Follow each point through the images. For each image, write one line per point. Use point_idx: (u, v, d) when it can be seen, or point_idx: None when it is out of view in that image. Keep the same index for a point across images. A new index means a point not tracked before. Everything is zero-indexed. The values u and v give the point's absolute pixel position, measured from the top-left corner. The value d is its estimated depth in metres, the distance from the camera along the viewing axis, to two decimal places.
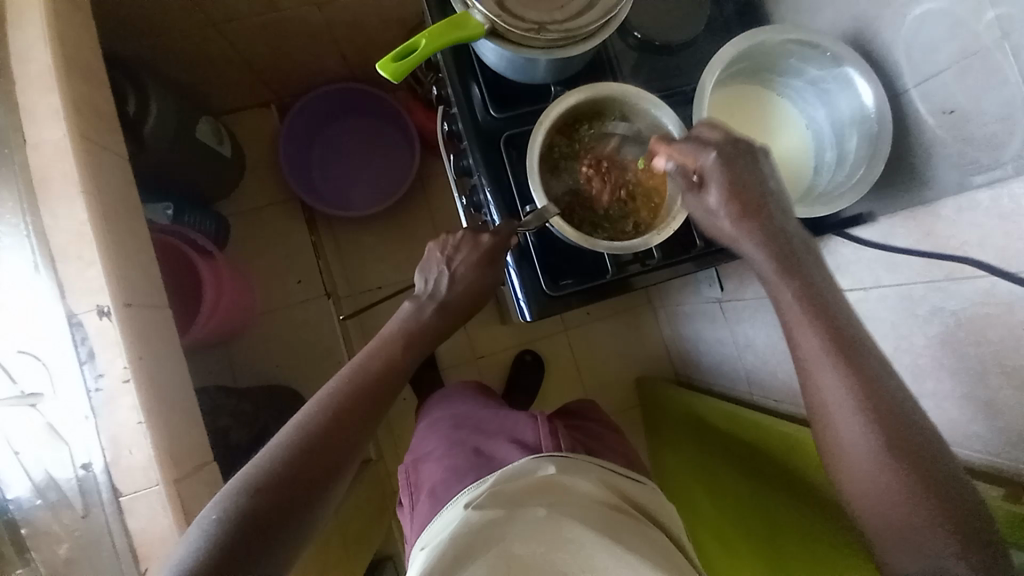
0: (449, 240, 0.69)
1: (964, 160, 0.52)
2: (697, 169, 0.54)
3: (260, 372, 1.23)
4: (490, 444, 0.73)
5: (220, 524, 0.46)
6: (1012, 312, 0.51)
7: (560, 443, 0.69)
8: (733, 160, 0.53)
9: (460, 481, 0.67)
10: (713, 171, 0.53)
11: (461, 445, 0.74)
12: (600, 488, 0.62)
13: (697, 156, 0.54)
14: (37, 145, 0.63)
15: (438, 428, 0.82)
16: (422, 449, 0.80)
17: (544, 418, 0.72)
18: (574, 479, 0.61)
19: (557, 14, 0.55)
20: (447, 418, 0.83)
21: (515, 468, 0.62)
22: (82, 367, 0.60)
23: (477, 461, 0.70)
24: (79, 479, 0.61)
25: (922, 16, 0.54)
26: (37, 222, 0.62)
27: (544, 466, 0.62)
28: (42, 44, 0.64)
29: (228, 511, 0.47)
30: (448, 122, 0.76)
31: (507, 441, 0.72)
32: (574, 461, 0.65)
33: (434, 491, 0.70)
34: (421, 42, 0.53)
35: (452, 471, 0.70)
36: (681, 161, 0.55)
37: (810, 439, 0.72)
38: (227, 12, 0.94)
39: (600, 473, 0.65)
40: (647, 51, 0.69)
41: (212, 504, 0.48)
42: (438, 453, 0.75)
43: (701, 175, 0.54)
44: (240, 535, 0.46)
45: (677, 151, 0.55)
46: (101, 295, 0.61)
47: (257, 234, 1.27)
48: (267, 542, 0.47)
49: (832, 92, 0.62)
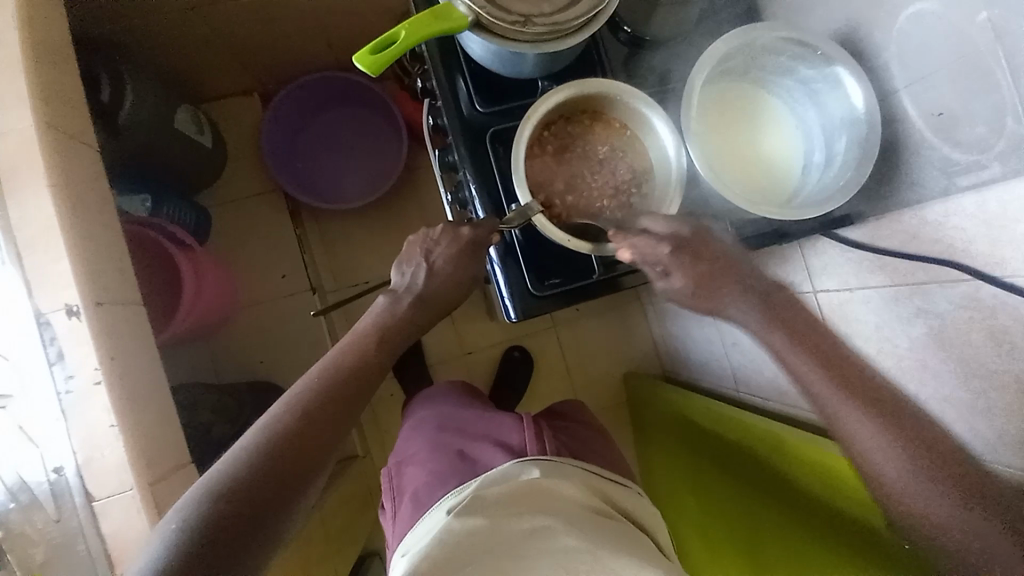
0: (428, 233, 0.67)
1: (950, 163, 0.52)
2: (660, 262, 0.58)
3: (243, 367, 1.21)
4: (474, 447, 0.72)
5: (181, 534, 0.44)
6: (995, 317, 0.51)
7: (544, 447, 0.70)
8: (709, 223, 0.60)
9: (444, 488, 0.67)
10: (673, 262, 0.58)
11: (445, 448, 0.74)
12: (584, 493, 0.63)
13: (654, 248, 0.57)
14: (2, 134, 0.60)
15: (421, 430, 0.81)
16: (404, 453, 0.80)
17: (529, 421, 0.73)
18: (557, 483, 0.62)
19: (544, 7, 0.53)
20: (430, 420, 0.82)
21: (499, 472, 0.63)
22: (51, 367, 0.58)
23: (460, 467, 0.69)
24: (51, 482, 0.59)
25: (915, 16, 0.53)
26: (3, 216, 0.59)
27: (527, 470, 0.63)
28: (5, 28, 0.61)
29: (191, 518, 0.45)
30: (432, 115, 0.73)
31: (492, 445, 0.72)
32: (557, 464, 0.65)
33: (416, 495, 0.70)
34: (402, 34, 0.51)
35: (435, 475, 0.70)
36: (642, 255, 0.58)
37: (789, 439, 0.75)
38: None
39: (583, 476, 0.66)
40: (636, 46, 0.67)
41: (172, 513, 0.47)
42: (422, 456, 0.75)
43: (665, 266, 0.59)
44: (204, 544, 0.44)
45: (634, 245, 0.57)
46: (70, 294, 0.59)
47: (240, 227, 1.24)
48: (233, 553, 0.45)
49: (822, 92, 0.61)
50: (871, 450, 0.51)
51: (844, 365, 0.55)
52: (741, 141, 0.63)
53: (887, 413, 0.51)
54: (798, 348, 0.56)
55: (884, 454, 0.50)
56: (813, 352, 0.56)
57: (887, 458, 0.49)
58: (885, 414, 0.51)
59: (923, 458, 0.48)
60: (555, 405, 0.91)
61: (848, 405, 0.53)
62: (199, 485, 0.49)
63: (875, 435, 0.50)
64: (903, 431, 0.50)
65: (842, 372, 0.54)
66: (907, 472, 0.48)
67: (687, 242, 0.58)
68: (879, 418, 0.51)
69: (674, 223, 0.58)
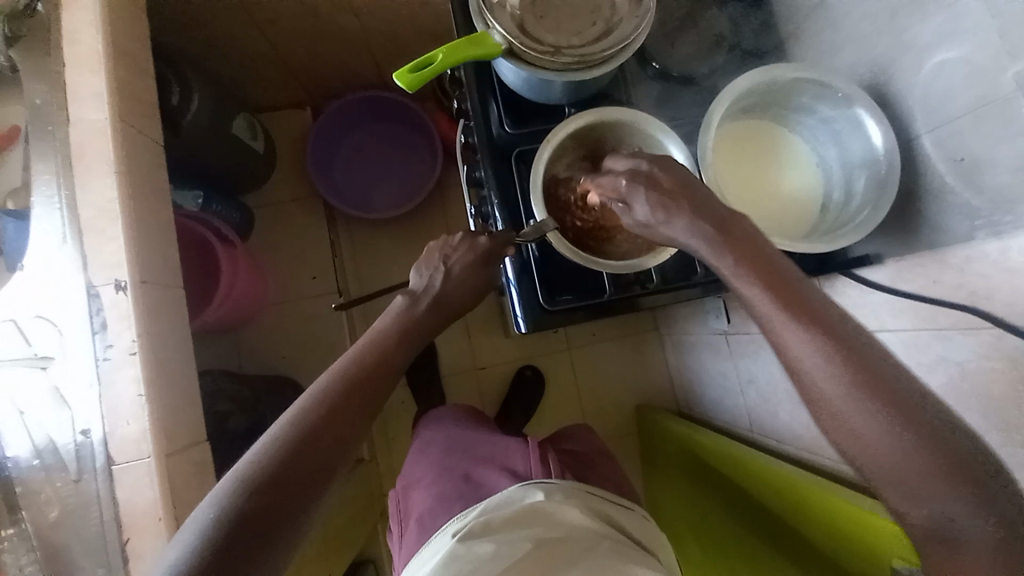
0: (447, 241, 0.68)
1: (975, 211, 0.52)
2: (620, 194, 0.55)
3: (265, 360, 1.26)
4: (479, 471, 0.73)
5: (217, 525, 0.47)
6: (1016, 368, 0.49)
7: (550, 470, 0.69)
8: (651, 177, 0.53)
9: (448, 511, 0.68)
10: (631, 192, 0.53)
11: (451, 471, 0.75)
12: (590, 518, 0.63)
13: (612, 186, 0.55)
14: (78, 123, 0.67)
15: (429, 452, 0.82)
16: (410, 475, 0.81)
17: (535, 445, 0.73)
18: (562, 506, 0.62)
19: (575, 39, 0.57)
20: (438, 440, 0.84)
21: (503, 496, 0.63)
22: (93, 337, 0.63)
23: (466, 489, 0.71)
24: (77, 445, 0.63)
25: (940, 64, 0.54)
26: (70, 196, 0.66)
27: (532, 492, 0.63)
28: (94, 31, 0.69)
29: (225, 511, 0.48)
30: (464, 133, 0.78)
31: (498, 470, 0.72)
32: (562, 487, 0.65)
33: (422, 518, 0.71)
34: (439, 56, 0.55)
35: (441, 500, 0.71)
36: (605, 193, 0.56)
37: (793, 481, 0.73)
38: (274, 16, 0.99)
39: (589, 499, 0.66)
40: (664, 81, 0.71)
41: (203, 507, 0.49)
42: (428, 480, 0.76)
43: (626, 200, 0.55)
44: (233, 538, 0.47)
45: (599, 185, 0.57)
46: (120, 271, 0.64)
47: (278, 227, 1.31)
48: (263, 544, 0.48)
49: (843, 132, 0.62)
50: (819, 384, 0.46)
51: (818, 320, 0.47)
52: (759, 176, 0.64)
53: (854, 360, 0.45)
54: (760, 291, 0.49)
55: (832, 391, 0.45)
56: (780, 285, 0.49)
57: (854, 402, 0.44)
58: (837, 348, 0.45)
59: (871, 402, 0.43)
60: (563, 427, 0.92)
61: (811, 348, 0.46)
62: (229, 477, 0.51)
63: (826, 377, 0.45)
64: (852, 366, 0.45)
65: (806, 315, 0.47)
66: (859, 415, 0.44)
67: (648, 170, 0.54)
68: (849, 364, 0.45)
69: (631, 158, 0.55)
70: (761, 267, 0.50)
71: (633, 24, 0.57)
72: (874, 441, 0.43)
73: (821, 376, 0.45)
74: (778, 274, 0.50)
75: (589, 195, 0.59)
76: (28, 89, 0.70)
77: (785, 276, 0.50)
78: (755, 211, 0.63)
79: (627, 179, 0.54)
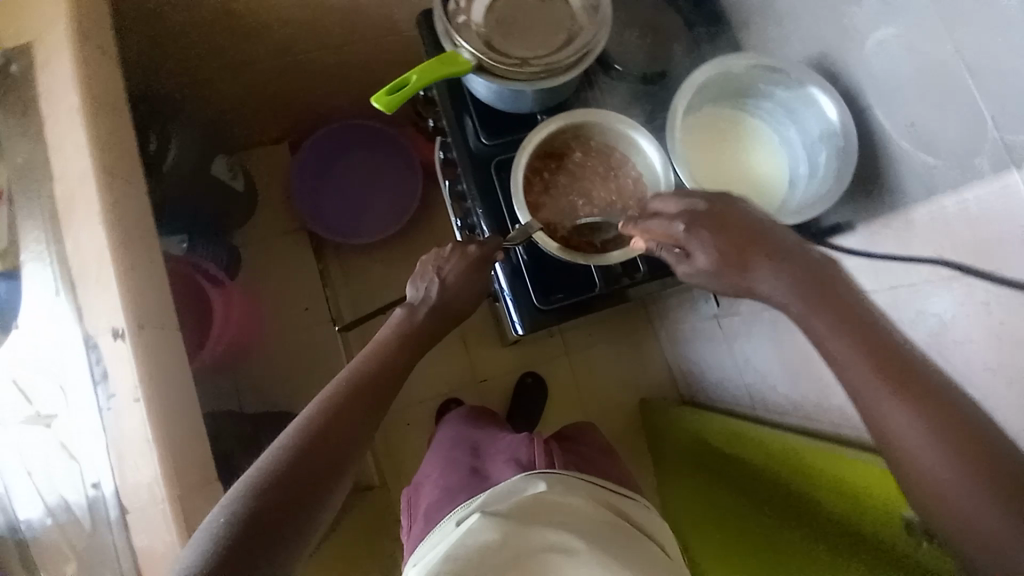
0: (440, 252, 0.69)
1: (930, 169, 0.55)
2: (677, 239, 0.57)
3: (266, 397, 1.25)
4: (486, 464, 0.75)
5: (228, 526, 0.48)
6: (989, 312, 0.52)
7: (552, 461, 0.70)
8: (707, 220, 0.55)
9: (452, 501, 0.70)
10: (692, 238, 0.56)
11: (457, 464, 0.77)
12: (590, 504, 0.63)
13: (669, 230, 0.57)
14: (64, 180, 0.68)
15: (439, 448, 0.84)
16: (421, 472, 0.82)
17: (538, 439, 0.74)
18: (563, 496, 0.62)
19: (540, 50, 0.61)
20: (447, 440, 0.85)
21: (507, 487, 0.63)
22: (96, 387, 0.64)
23: (471, 481, 0.71)
24: (89, 499, 0.63)
25: (881, 42, 0.58)
26: (61, 251, 0.67)
27: (534, 484, 0.63)
28: (72, 88, 0.70)
29: (235, 513, 0.49)
30: (443, 150, 0.80)
31: (502, 461, 0.73)
32: (564, 477, 0.65)
33: (428, 512, 0.72)
34: (412, 78, 0.58)
35: (446, 491, 0.73)
36: (658, 238, 0.58)
37: (795, 451, 0.75)
38: (243, 57, 1.01)
39: (590, 487, 0.66)
40: (627, 81, 0.74)
41: (215, 511, 0.50)
42: (435, 475, 0.77)
43: (684, 243, 0.57)
44: (243, 539, 0.48)
45: (649, 230, 0.58)
46: (117, 319, 0.65)
47: (266, 263, 1.32)
48: (274, 543, 0.49)
49: (799, 112, 0.66)
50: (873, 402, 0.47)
51: (891, 359, 0.47)
52: (727, 161, 0.67)
53: (927, 400, 0.44)
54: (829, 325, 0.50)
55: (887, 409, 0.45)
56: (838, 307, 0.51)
57: (905, 416, 0.45)
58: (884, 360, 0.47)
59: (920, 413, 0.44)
60: (567, 427, 0.93)
61: (873, 381, 0.47)
62: (239, 483, 0.52)
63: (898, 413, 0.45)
64: (904, 381, 0.45)
65: (881, 357, 0.47)
66: (904, 429, 0.44)
67: (704, 211, 0.56)
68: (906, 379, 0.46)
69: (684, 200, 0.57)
70: (817, 286, 0.52)
71: (592, 31, 0.60)
72: (919, 455, 0.43)
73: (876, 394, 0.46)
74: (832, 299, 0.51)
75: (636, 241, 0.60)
76: (8, 150, 0.71)
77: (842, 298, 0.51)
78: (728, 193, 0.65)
79: (685, 225, 0.56)
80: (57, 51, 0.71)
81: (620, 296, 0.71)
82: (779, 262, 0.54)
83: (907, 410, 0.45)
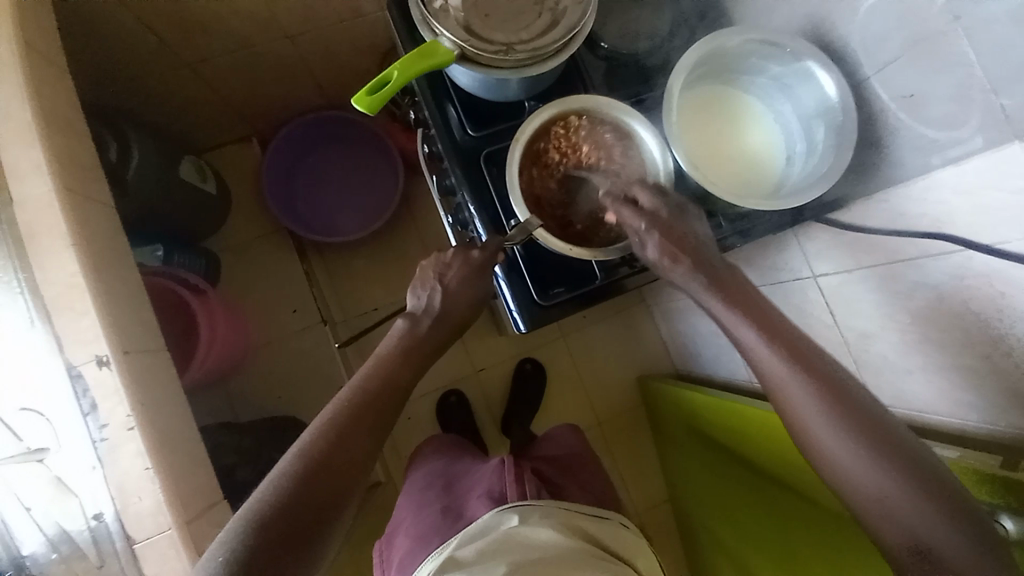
0: (439, 257, 0.65)
1: (927, 142, 0.54)
2: (634, 232, 0.58)
3: (262, 404, 1.23)
4: (458, 503, 0.73)
5: (230, 559, 0.47)
6: (990, 283, 0.52)
7: (525, 490, 0.68)
8: (669, 223, 0.58)
9: (425, 547, 0.68)
10: (649, 233, 0.57)
11: (432, 506, 0.75)
12: (564, 536, 0.61)
13: (631, 219, 0.58)
14: (23, 201, 0.63)
15: (410, 491, 0.83)
16: (394, 520, 0.81)
17: (510, 465, 0.73)
18: (535, 527, 0.61)
19: (524, 34, 0.57)
20: (422, 478, 0.85)
21: (479, 525, 0.62)
22: (85, 418, 0.61)
23: (443, 522, 0.70)
24: (91, 530, 0.61)
25: (872, 8, 0.57)
26: (30, 277, 0.63)
27: (507, 518, 0.62)
28: (20, 101, 0.65)
29: (235, 549, 0.48)
30: (426, 143, 0.77)
31: (476, 496, 0.72)
32: (538, 507, 0.64)
33: (401, 562, 0.71)
34: (393, 74, 0.54)
35: (418, 537, 0.71)
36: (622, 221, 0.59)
37: (767, 426, 0.77)
38: (202, 53, 0.95)
39: (565, 516, 0.64)
40: (614, 60, 0.71)
41: (213, 547, 0.49)
42: (407, 524, 0.76)
43: (638, 237, 0.58)
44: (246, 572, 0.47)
45: (617, 211, 0.59)
46: (99, 346, 0.61)
47: (248, 267, 1.28)
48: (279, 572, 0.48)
49: (795, 86, 0.64)
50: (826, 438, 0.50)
51: (844, 397, 0.51)
52: (722, 140, 0.66)
53: (869, 428, 0.49)
54: (770, 351, 0.53)
55: (839, 445, 0.49)
56: (784, 343, 0.54)
57: (854, 448, 0.49)
58: (824, 389, 0.51)
59: (869, 443, 0.48)
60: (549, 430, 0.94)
61: (830, 416, 0.50)
62: (241, 512, 0.51)
63: (827, 427, 0.50)
64: (853, 416, 0.49)
65: (812, 376, 0.52)
66: (860, 463, 0.48)
67: (672, 225, 0.58)
68: (850, 410, 0.50)
69: (658, 202, 0.58)
70: (762, 323, 0.55)
71: (578, 11, 0.57)
72: (879, 485, 0.47)
73: (828, 431, 0.50)
74: (780, 333, 0.54)
75: (607, 215, 0.62)
76: None
77: (788, 333, 0.55)
78: (726, 175, 0.64)
79: (646, 223, 0.58)
80: None
81: (618, 290, 0.70)
82: (723, 298, 0.57)
83: (858, 443, 0.49)
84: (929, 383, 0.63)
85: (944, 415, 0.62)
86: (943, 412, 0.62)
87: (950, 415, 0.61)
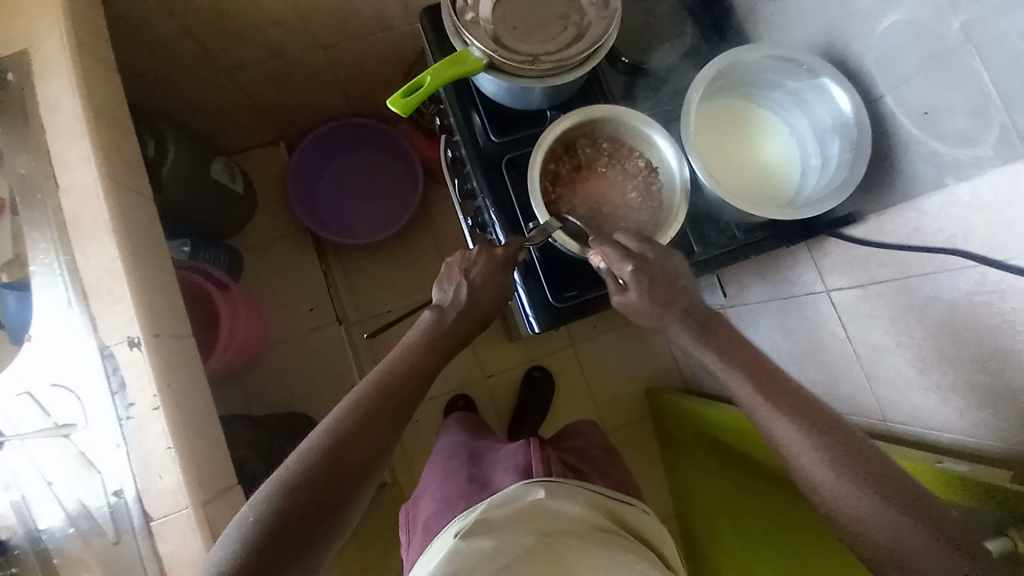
0: (466, 254, 0.67)
1: (943, 158, 0.55)
2: (620, 274, 0.61)
3: (274, 400, 1.25)
4: (483, 473, 0.75)
5: (256, 527, 0.49)
6: (1003, 299, 0.52)
7: (550, 468, 0.70)
8: (649, 268, 0.60)
9: (451, 511, 0.69)
10: (633, 278, 0.60)
11: (454, 475, 0.77)
12: (588, 511, 0.62)
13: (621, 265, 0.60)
14: (69, 188, 0.67)
15: (433, 463, 0.85)
16: (420, 485, 0.82)
17: (535, 443, 0.74)
18: (561, 501, 0.62)
19: (550, 45, 0.60)
20: (444, 450, 0.87)
21: (504, 494, 0.63)
22: (114, 397, 0.63)
23: (468, 490, 0.71)
24: (111, 506, 0.63)
25: (890, 27, 0.58)
26: (70, 260, 0.66)
27: (532, 490, 0.63)
28: (73, 95, 0.69)
29: (263, 515, 0.50)
30: (450, 148, 0.80)
31: (501, 469, 0.73)
32: (563, 485, 0.65)
33: (426, 524, 0.72)
34: (426, 79, 0.57)
35: (444, 501, 0.72)
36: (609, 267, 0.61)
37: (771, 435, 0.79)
38: (240, 59, 1.00)
39: (587, 495, 0.65)
40: (634, 74, 0.74)
41: (241, 513, 0.51)
42: (432, 488, 0.78)
43: (623, 281, 0.60)
44: (271, 541, 0.49)
45: (607, 253, 0.61)
46: (131, 328, 0.64)
47: (270, 265, 1.31)
48: (302, 544, 0.50)
49: (811, 101, 0.66)
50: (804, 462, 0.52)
51: (815, 417, 0.54)
52: (736, 151, 0.68)
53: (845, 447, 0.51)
54: (735, 373, 0.58)
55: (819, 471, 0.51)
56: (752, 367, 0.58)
57: (834, 474, 0.50)
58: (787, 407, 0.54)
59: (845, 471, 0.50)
60: (567, 425, 0.94)
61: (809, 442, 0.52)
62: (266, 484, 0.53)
63: (820, 465, 0.51)
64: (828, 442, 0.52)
65: (779, 400, 0.55)
66: (836, 483, 0.50)
67: (652, 265, 0.60)
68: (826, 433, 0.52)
69: (644, 246, 0.61)
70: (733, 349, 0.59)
71: (602, 25, 0.60)
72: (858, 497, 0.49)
73: (805, 455, 0.52)
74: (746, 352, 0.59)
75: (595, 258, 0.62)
76: (6, 158, 0.69)
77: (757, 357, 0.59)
78: (741, 186, 0.66)
79: (633, 268, 0.60)
80: (55, 55, 0.70)
81: None
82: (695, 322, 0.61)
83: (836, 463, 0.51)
84: (945, 402, 0.62)
85: (959, 433, 0.61)
86: (957, 430, 0.62)
87: (964, 435, 0.61)
